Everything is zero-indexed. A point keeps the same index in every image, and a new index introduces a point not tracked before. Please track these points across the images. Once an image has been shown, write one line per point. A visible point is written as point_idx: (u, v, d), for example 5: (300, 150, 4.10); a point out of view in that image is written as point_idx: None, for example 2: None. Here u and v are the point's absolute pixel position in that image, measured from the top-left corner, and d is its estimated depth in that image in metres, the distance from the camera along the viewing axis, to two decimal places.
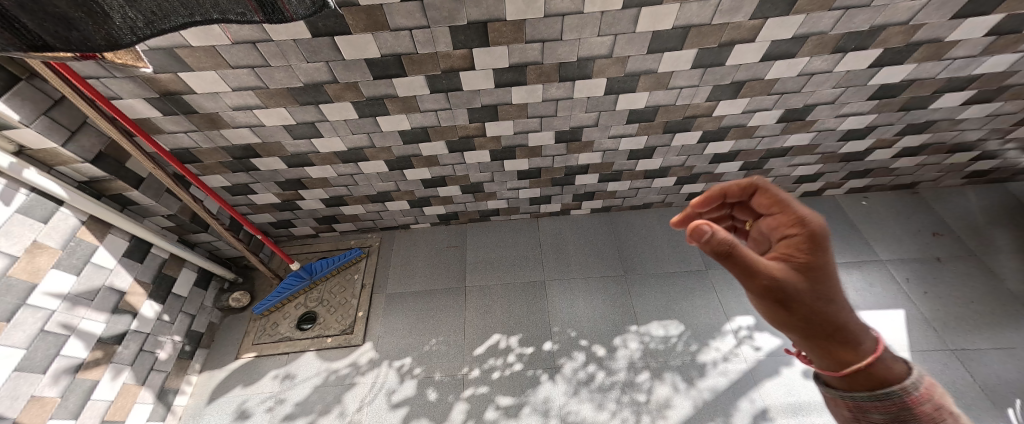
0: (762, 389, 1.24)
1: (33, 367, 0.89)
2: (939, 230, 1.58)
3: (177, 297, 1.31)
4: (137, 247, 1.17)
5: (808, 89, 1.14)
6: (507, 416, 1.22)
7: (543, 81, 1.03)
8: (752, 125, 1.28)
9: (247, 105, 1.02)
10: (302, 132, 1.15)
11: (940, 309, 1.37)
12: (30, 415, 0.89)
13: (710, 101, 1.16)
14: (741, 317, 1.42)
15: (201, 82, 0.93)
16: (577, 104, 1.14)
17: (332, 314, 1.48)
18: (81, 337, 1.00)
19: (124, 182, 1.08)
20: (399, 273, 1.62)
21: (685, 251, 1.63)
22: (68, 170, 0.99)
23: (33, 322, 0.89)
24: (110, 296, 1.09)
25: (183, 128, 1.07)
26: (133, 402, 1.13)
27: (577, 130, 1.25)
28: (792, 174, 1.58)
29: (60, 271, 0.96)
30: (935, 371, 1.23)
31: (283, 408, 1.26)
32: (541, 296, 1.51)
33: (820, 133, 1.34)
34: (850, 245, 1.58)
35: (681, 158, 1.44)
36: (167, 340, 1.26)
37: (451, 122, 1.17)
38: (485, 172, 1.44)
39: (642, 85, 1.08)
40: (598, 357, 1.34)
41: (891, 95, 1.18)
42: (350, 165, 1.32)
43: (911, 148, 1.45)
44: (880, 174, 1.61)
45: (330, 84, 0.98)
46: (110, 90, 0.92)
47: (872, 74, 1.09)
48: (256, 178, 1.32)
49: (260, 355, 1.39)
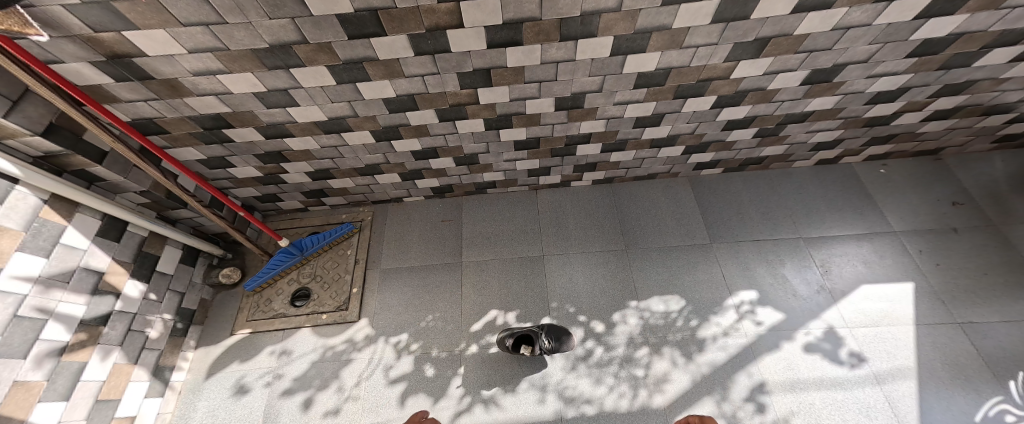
0: (761, 363, 1.23)
1: (12, 353, 0.86)
2: (959, 199, 1.50)
3: (163, 275, 1.27)
4: (112, 226, 1.11)
5: (840, 46, 1.00)
6: (505, 391, 1.23)
7: (541, 40, 0.91)
8: (772, 88, 1.16)
9: (209, 70, 0.90)
10: (275, 101, 1.04)
11: (950, 282, 1.33)
12: (15, 399, 0.87)
13: (729, 62, 1.03)
14: (745, 292, 1.38)
15: (150, 42, 0.80)
16: (579, 68, 1.02)
17: (326, 290, 1.45)
18: (60, 320, 0.96)
19: (85, 157, 1.00)
20: (394, 248, 1.57)
21: (690, 224, 1.56)
22: (18, 145, 0.90)
23: (4, 308, 0.85)
24: (87, 278, 1.04)
25: (141, 96, 0.96)
26: (127, 380, 1.13)
27: (579, 97, 1.14)
28: (809, 141, 1.47)
29: (27, 254, 0.90)
30: (938, 344, 1.21)
31: (281, 383, 1.27)
32: (539, 272, 1.47)
33: (846, 96, 1.22)
34: (863, 216, 1.51)
35: (692, 125, 1.33)
36: (157, 319, 1.24)
37: (439, 89, 1.06)
38: (480, 143, 1.34)
39: (653, 44, 0.95)
40: (596, 333, 1.32)
41: (932, 52, 1.05)
42: (332, 136, 1.22)
43: (944, 111, 1.33)
44: (905, 140, 1.50)
45: (299, 45, 0.86)
46: (48, 52, 0.80)
47: (916, 28, 0.96)
48: (232, 150, 1.23)
49: (255, 332, 1.38)
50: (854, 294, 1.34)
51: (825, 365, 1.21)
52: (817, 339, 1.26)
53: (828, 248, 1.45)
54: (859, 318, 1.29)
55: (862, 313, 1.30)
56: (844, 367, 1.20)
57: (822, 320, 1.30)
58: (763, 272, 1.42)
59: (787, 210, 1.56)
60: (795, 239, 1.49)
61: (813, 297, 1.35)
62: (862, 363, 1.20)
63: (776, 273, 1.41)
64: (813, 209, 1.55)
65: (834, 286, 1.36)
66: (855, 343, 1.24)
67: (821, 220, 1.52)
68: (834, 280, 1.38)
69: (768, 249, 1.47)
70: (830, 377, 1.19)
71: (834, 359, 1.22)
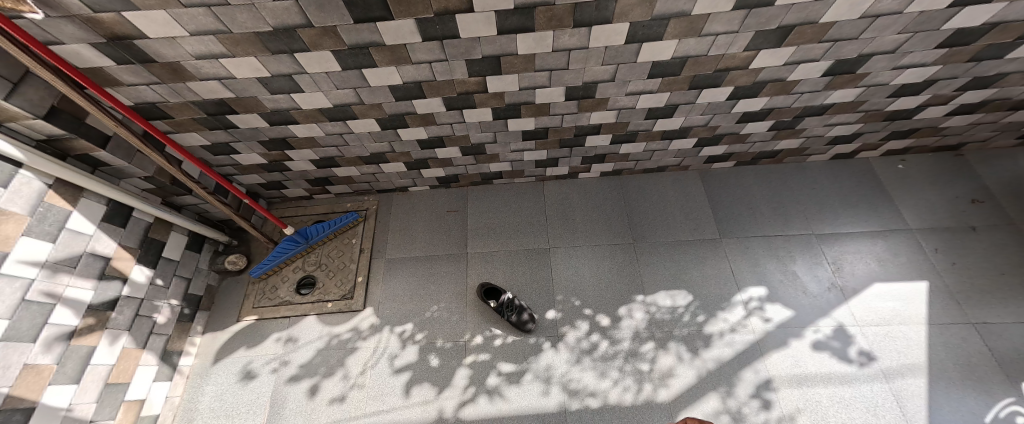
0: (768, 360, 1.22)
1: (21, 336, 0.87)
2: (979, 197, 1.46)
3: (169, 261, 1.28)
4: (117, 212, 1.10)
5: (867, 35, 0.95)
6: (509, 382, 1.23)
7: (554, 26, 0.87)
8: (793, 79, 1.11)
9: (212, 54, 0.88)
10: (279, 87, 1.01)
11: (966, 281, 1.30)
12: (27, 382, 0.88)
13: (749, 51, 0.99)
14: (754, 288, 1.36)
15: (151, 24, 0.78)
16: (592, 56, 0.98)
17: (331, 279, 1.45)
18: (68, 305, 0.97)
19: (88, 141, 0.98)
20: (399, 238, 1.56)
21: (700, 219, 1.54)
22: (21, 128, 0.89)
23: (12, 292, 0.85)
24: (94, 263, 1.04)
25: (144, 80, 0.94)
26: (135, 364, 1.14)
27: (591, 86, 1.11)
28: (826, 134, 1.43)
29: (32, 239, 0.90)
30: (950, 344, 1.19)
31: (287, 370, 1.28)
32: (545, 264, 1.46)
33: (869, 88, 1.17)
34: (878, 213, 1.48)
35: (705, 117, 1.29)
36: (164, 304, 1.25)
37: (447, 77, 1.03)
38: (488, 132, 1.31)
39: (671, 31, 0.90)
40: (602, 326, 1.31)
41: (964, 43, 1.00)
42: (337, 123, 1.19)
43: (970, 105, 1.27)
44: (926, 134, 1.45)
45: (304, 29, 0.82)
46: (48, 33, 0.78)
47: (950, 17, 0.90)
48: (236, 136, 1.21)
49: (261, 318, 1.39)
50: (866, 292, 1.32)
51: (833, 363, 1.20)
52: (826, 337, 1.25)
53: (840, 245, 1.42)
54: (870, 316, 1.27)
55: (873, 312, 1.27)
56: (853, 365, 1.19)
57: (831, 317, 1.28)
58: (773, 268, 1.40)
59: (800, 206, 1.53)
60: (806, 235, 1.46)
61: (824, 294, 1.33)
62: (871, 361, 1.19)
63: (787, 270, 1.39)
64: (827, 205, 1.52)
65: (845, 284, 1.34)
66: (864, 341, 1.23)
67: (835, 216, 1.49)
68: (846, 277, 1.35)
69: (779, 245, 1.44)
70: (838, 375, 1.17)
71: (842, 357, 1.21)
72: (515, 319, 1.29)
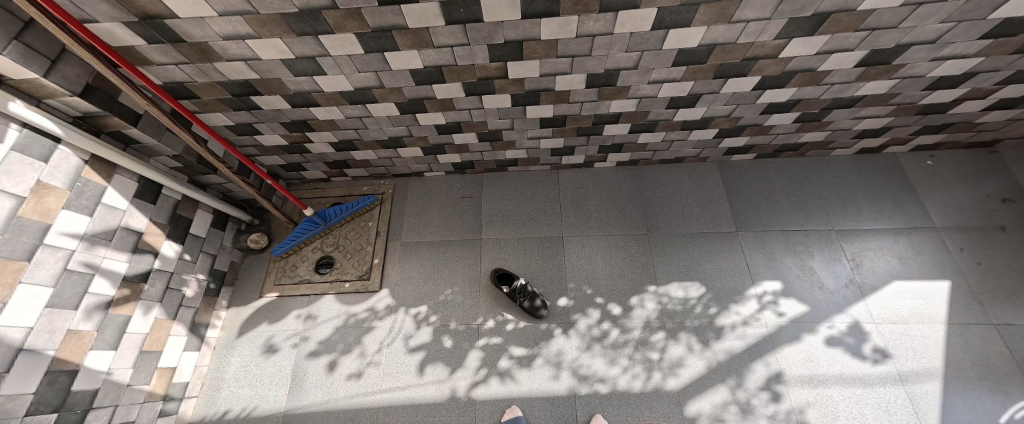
0: (780, 353, 1.22)
1: (63, 304, 0.92)
2: (1012, 196, 1.41)
3: (195, 238, 1.32)
4: (148, 189, 1.14)
5: (907, 24, 0.91)
6: (520, 365, 1.26)
7: (579, 11, 0.85)
8: (824, 69, 1.07)
9: (239, 35, 0.89)
10: (302, 68, 1.02)
11: (991, 282, 1.27)
12: (69, 346, 0.94)
13: (780, 39, 0.95)
14: (768, 283, 1.35)
15: (180, 4, 0.78)
16: (616, 42, 0.96)
17: (348, 260, 1.49)
18: (105, 275, 1.02)
19: (121, 119, 1.01)
20: (414, 222, 1.59)
21: (716, 211, 1.52)
22: (58, 104, 0.92)
23: (54, 261, 0.90)
24: (128, 237, 1.09)
25: (173, 59, 0.96)
26: (166, 334, 1.20)
27: (613, 74, 1.09)
28: (853, 127, 1.38)
29: (72, 212, 0.94)
30: (969, 345, 1.17)
31: (307, 345, 1.33)
32: (558, 252, 1.47)
33: (904, 80, 1.12)
34: (903, 210, 1.44)
35: (728, 108, 1.26)
36: (192, 278, 1.30)
37: (469, 61, 1.02)
38: (505, 119, 1.31)
39: (700, 17, 0.88)
40: (613, 315, 1.33)
41: (1011, 33, 0.94)
42: (358, 107, 1.20)
43: (1010, 99, 1.21)
44: (961, 129, 1.39)
45: (328, 10, 0.82)
46: (83, 11, 0.79)
47: (998, 6, 0.85)
48: (259, 117, 1.23)
49: (282, 295, 1.44)
50: (884, 289, 1.30)
51: (847, 360, 1.19)
52: (840, 333, 1.24)
53: (861, 241, 1.39)
54: (887, 313, 1.26)
55: (890, 310, 1.26)
56: (867, 362, 1.18)
57: (847, 314, 1.27)
58: (789, 263, 1.38)
59: (821, 201, 1.50)
60: (826, 231, 1.43)
61: (840, 291, 1.31)
62: (886, 359, 1.18)
63: (803, 265, 1.37)
64: (849, 200, 1.49)
65: (863, 280, 1.32)
66: (880, 339, 1.22)
67: (856, 211, 1.46)
68: (864, 274, 1.33)
69: (797, 240, 1.42)
70: (851, 372, 1.17)
71: (857, 353, 1.20)
72: (527, 304, 1.31)
